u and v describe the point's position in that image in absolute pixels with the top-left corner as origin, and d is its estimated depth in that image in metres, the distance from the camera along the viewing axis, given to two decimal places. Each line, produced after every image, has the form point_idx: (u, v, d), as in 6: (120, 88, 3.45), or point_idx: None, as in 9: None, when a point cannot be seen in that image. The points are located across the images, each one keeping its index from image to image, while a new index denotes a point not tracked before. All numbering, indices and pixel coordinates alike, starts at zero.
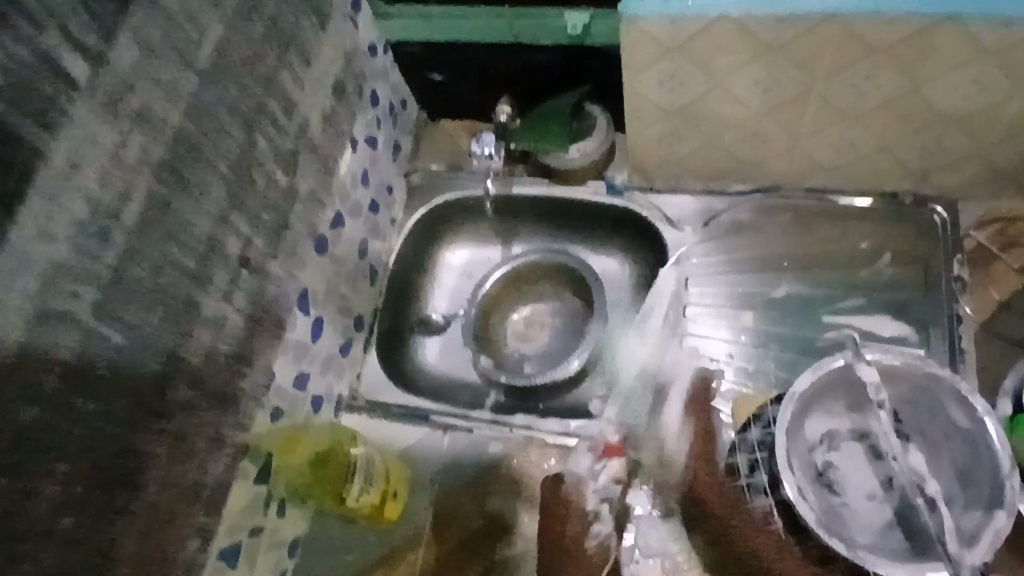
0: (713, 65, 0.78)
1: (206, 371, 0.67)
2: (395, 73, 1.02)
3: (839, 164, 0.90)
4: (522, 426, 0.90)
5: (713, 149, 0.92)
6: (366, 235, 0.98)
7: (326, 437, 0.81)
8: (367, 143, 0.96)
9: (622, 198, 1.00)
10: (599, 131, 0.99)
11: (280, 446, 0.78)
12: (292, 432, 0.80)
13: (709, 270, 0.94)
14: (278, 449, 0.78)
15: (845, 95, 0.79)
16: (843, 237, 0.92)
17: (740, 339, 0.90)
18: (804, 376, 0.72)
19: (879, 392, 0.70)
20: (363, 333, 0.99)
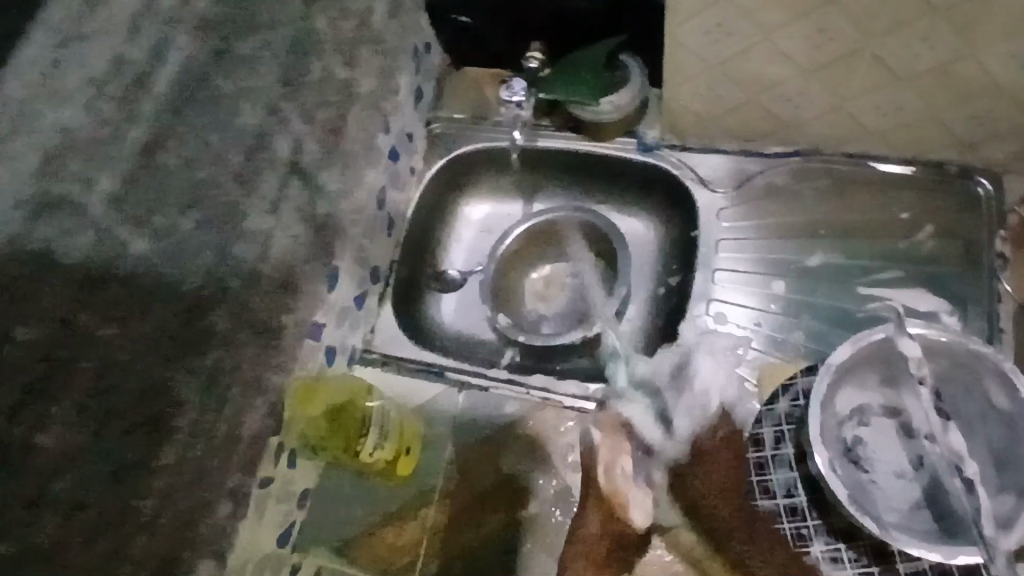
0: (761, 15, 0.73)
1: None
2: (420, 14, 0.97)
3: (885, 129, 0.85)
4: (539, 388, 0.88)
5: (752, 107, 0.87)
6: (385, 183, 0.94)
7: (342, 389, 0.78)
8: (390, 87, 0.91)
9: (652, 155, 0.96)
10: (634, 83, 0.93)
11: (298, 397, 0.74)
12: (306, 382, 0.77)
13: (740, 234, 0.90)
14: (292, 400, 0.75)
15: (899, 55, 0.74)
16: (883, 206, 0.88)
17: (769, 307, 0.87)
18: (842, 348, 0.69)
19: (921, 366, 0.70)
20: (378, 285, 0.95)
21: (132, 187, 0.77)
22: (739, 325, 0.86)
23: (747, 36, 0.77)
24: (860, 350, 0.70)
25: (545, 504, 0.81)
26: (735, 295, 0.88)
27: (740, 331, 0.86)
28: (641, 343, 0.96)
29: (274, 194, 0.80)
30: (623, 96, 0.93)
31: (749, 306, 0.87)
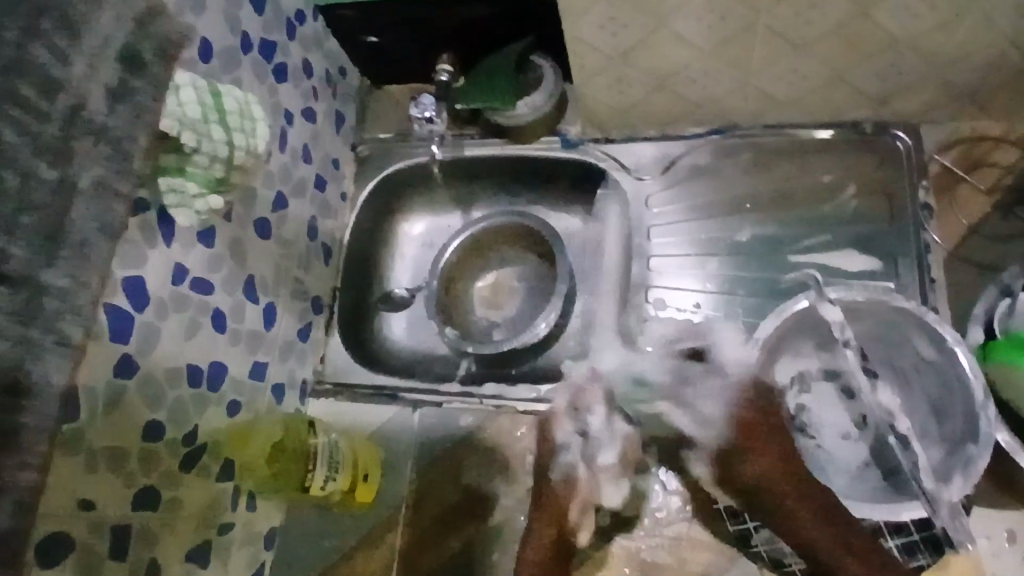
0: (653, 4, 0.74)
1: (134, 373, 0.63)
2: (330, 40, 0.97)
3: (797, 97, 0.86)
4: (492, 396, 0.87)
5: (664, 92, 0.88)
6: (315, 212, 0.94)
7: (277, 425, 0.78)
8: (305, 116, 0.91)
9: (578, 151, 0.97)
10: (545, 84, 0.94)
11: (233, 442, 0.76)
12: (243, 425, 0.77)
13: (669, 217, 0.91)
14: (229, 446, 0.75)
15: (792, 25, 0.75)
16: (806, 172, 0.89)
17: (708, 287, 0.87)
18: (768, 321, 0.70)
19: (844, 330, 0.70)
20: (322, 315, 0.96)
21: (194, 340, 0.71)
22: (679, 309, 0.87)
23: (642, 25, 0.77)
24: (785, 321, 0.71)
25: (508, 512, 0.82)
26: (672, 279, 0.89)
27: (680, 314, 0.87)
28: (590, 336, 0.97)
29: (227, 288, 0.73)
30: (537, 96, 0.93)
31: (687, 288, 0.88)
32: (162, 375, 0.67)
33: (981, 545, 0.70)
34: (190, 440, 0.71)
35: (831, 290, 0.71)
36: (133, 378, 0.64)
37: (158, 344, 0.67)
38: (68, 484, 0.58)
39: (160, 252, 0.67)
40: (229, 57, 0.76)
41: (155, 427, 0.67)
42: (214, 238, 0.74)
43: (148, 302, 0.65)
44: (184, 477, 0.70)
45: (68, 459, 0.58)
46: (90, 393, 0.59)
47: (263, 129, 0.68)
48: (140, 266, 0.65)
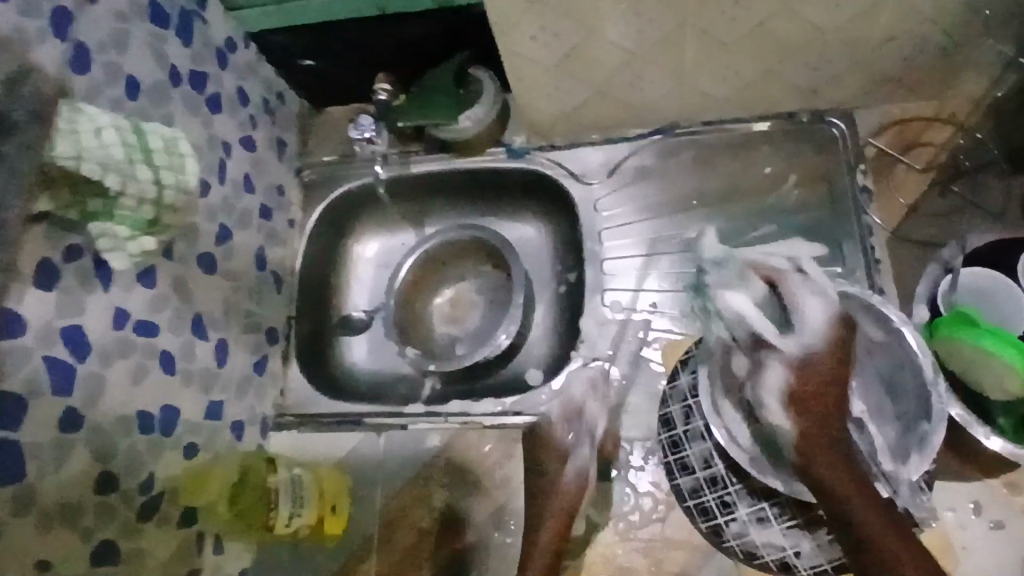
0: (581, 13, 0.74)
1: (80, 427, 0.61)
2: (265, 67, 0.95)
3: (733, 92, 0.88)
4: (457, 413, 0.86)
5: (603, 97, 0.88)
6: (263, 242, 0.92)
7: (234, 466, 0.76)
8: (245, 146, 0.90)
9: (524, 160, 0.97)
10: (486, 96, 0.94)
11: (190, 487, 0.73)
12: (198, 469, 0.74)
13: (618, 219, 0.92)
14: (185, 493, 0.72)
15: (720, 24, 0.76)
16: (748, 166, 0.91)
17: (663, 286, 0.88)
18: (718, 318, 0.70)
19: None
20: (279, 346, 0.94)
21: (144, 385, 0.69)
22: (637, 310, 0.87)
23: (574, 34, 0.78)
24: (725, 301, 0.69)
25: (482, 529, 0.81)
26: (627, 281, 0.89)
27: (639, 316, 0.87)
28: (552, 344, 0.96)
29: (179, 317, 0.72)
30: (480, 110, 0.93)
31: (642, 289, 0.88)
32: (111, 423, 0.65)
33: (945, 518, 0.71)
34: (147, 489, 0.69)
35: None
36: (81, 431, 0.62)
37: (103, 393, 0.65)
38: (20, 547, 0.55)
39: (99, 299, 0.65)
40: (158, 92, 0.75)
41: (108, 479, 0.64)
42: (157, 278, 0.72)
43: (90, 350, 0.63)
44: (143, 528, 0.68)
45: (19, 520, 0.55)
46: (36, 450, 0.57)
47: (191, 167, 0.64)
48: (78, 315, 0.63)
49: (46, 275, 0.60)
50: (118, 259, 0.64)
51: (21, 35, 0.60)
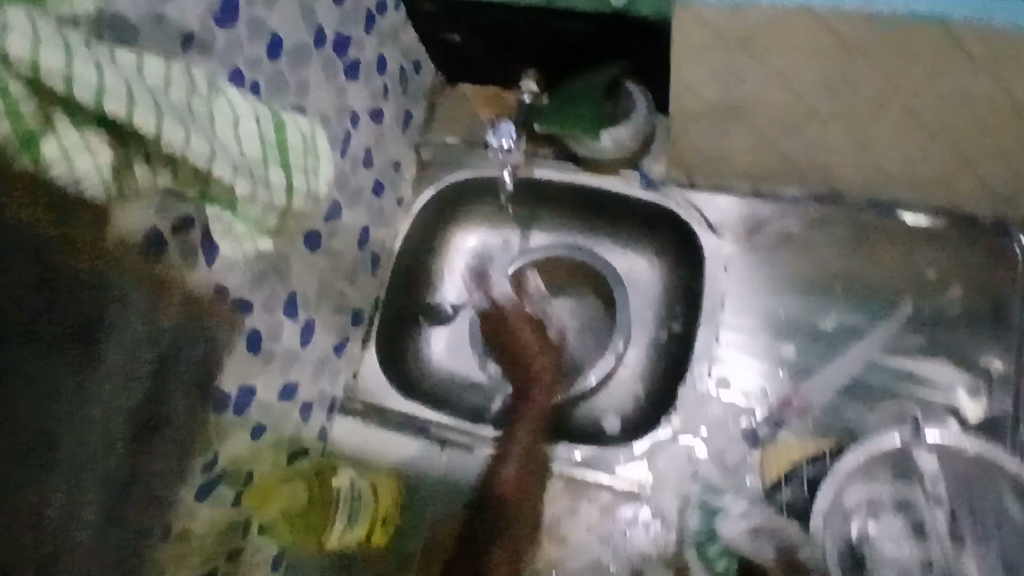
0: (788, 62, 0.63)
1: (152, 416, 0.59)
2: (409, 32, 0.88)
3: (918, 180, 0.76)
4: (528, 451, 0.82)
5: (767, 151, 0.77)
6: (368, 221, 0.88)
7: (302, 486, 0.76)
8: (373, 118, 0.84)
9: (656, 193, 0.89)
10: (636, 117, 0.85)
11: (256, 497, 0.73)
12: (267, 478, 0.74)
13: (747, 287, 0.83)
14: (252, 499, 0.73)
15: (957, 93, 0.63)
16: (907, 263, 0.81)
17: (778, 374, 0.80)
18: (854, 457, 0.74)
19: (936, 483, 0.75)
20: (361, 328, 0.90)
21: (224, 365, 0.67)
22: (744, 394, 0.80)
23: (759, 85, 0.67)
24: (870, 456, 0.75)
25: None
26: (739, 359, 0.81)
27: (744, 400, 0.79)
28: (639, 395, 0.90)
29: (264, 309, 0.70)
30: (625, 131, 0.85)
31: (755, 372, 0.80)
32: (188, 406, 0.63)
33: None
34: (212, 470, 0.67)
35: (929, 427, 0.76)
36: None
37: None
38: None
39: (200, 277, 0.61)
40: (301, 54, 0.68)
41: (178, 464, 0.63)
42: (261, 258, 0.68)
43: None
44: (198, 510, 0.67)
45: None
46: None
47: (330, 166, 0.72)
48: (177, 293, 0.59)
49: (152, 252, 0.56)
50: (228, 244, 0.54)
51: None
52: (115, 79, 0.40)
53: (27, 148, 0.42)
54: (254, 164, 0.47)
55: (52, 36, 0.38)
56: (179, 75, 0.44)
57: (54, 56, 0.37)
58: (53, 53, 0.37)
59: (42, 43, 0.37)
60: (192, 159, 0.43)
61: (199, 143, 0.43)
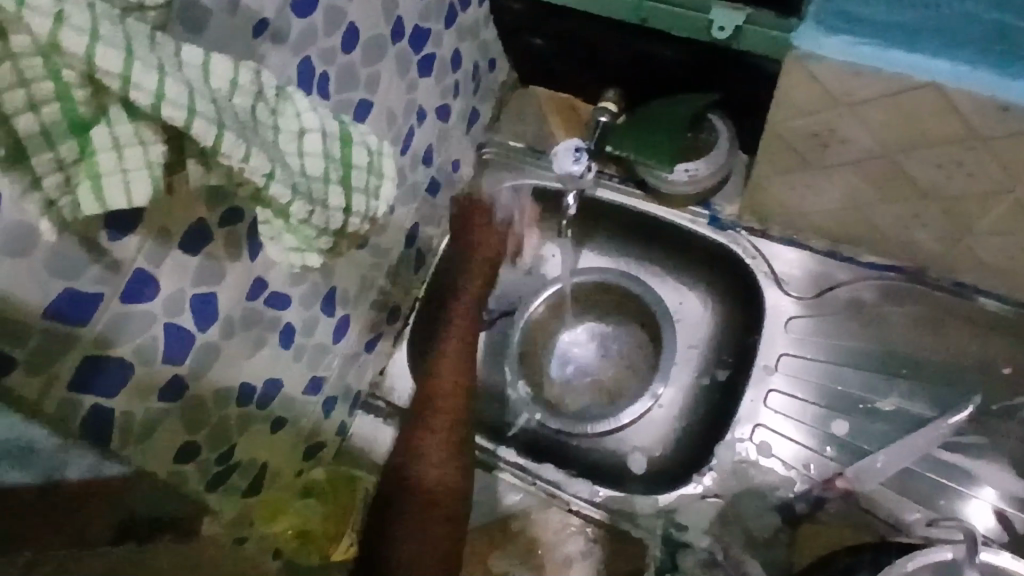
0: (902, 138, 0.60)
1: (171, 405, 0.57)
2: (489, 29, 0.84)
3: (1008, 270, 0.71)
4: (548, 482, 0.79)
5: (855, 215, 0.73)
6: (419, 218, 0.85)
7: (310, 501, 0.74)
8: (439, 114, 0.81)
9: (725, 234, 0.83)
10: (716, 152, 0.80)
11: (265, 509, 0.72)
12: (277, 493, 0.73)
13: (807, 352, 0.78)
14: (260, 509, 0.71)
15: None
16: (984, 354, 0.75)
17: (823, 450, 0.76)
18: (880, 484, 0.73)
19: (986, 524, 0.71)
20: (396, 326, 0.88)
21: (251, 357, 0.64)
22: (784, 463, 0.76)
23: (863, 148, 0.63)
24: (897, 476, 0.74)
25: None
26: (786, 426, 0.77)
27: (783, 471, 0.76)
28: (671, 436, 0.85)
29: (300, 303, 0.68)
30: (703, 166, 0.79)
31: (799, 443, 0.76)
32: (211, 396, 0.61)
33: None
34: (228, 459, 0.66)
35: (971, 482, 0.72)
36: (179, 401, 0.58)
37: (213, 364, 0.60)
38: None
39: (241, 269, 0.59)
40: (375, 46, 0.66)
41: (188, 451, 0.61)
42: None
43: (215, 320, 0.59)
44: (207, 498, 0.65)
45: None
46: (127, 417, 0.54)
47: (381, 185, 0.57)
48: (216, 283, 0.57)
49: (194, 239, 0.54)
50: (273, 249, 0.49)
51: None
52: (178, 83, 0.37)
53: (76, 133, 0.37)
54: (313, 182, 0.44)
55: (117, 33, 0.35)
56: (247, 79, 0.40)
57: (114, 56, 0.35)
58: (113, 52, 0.35)
59: (101, 39, 0.35)
60: (250, 174, 0.41)
61: (258, 157, 0.41)
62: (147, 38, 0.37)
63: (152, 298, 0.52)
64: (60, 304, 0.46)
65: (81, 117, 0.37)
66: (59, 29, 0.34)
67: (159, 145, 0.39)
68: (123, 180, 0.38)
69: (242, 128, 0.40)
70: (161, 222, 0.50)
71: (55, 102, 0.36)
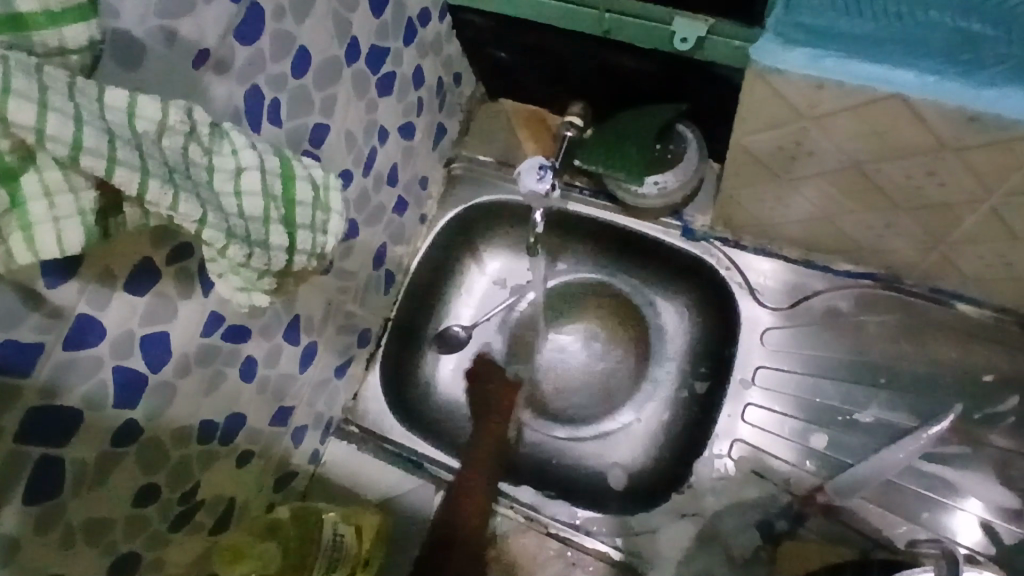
0: (871, 149, 0.59)
1: (126, 448, 0.56)
2: (452, 43, 0.82)
3: (982, 276, 0.70)
4: (526, 505, 0.78)
5: (829, 224, 0.72)
6: (387, 239, 0.83)
7: None
8: (403, 133, 0.79)
9: (698, 246, 0.82)
10: (686, 164, 0.79)
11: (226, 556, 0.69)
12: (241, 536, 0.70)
13: (785, 364, 0.77)
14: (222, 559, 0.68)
15: None
16: (963, 362, 0.74)
17: (802, 463, 0.74)
18: (866, 503, 0.72)
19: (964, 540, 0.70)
20: (368, 348, 0.86)
21: (211, 393, 0.63)
22: (762, 477, 0.75)
23: (833, 159, 0.62)
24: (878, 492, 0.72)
25: None
26: (764, 439, 0.76)
27: (761, 485, 0.75)
28: (654, 451, 0.83)
29: (261, 335, 0.66)
30: (672, 179, 0.78)
31: (778, 456, 0.75)
32: (170, 435, 0.60)
33: None
34: (193, 497, 0.64)
35: (954, 495, 0.71)
36: (136, 443, 0.56)
37: (170, 403, 0.59)
38: (34, 565, 0.51)
39: (195, 305, 0.57)
40: (330, 69, 0.64)
41: (149, 494, 0.59)
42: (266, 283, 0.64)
43: (169, 359, 0.57)
44: (171, 539, 0.63)
45: (40, 538, 0.51)
46: (79, 465, 0.52)
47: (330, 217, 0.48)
48: (167, 321, 0.56)
49: (141, 279, 0.52)
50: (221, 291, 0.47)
51: None
52: (99, 132, 0.35)
53: (6, 182, 0.36)
54: (253, 222, 0.42)
55: (31, 84, 0.33)
56: (177, 119, 0.39)
57: (29, 110, 0.33)
58: (26, 105, 0.33)
59: (11, 90, 0.33)
60: (182, 222, 0.39)
61: (191, 202, 0.39)
62: (66, 86, 0.35)
63: (99, 342, 0.51)
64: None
65: (9, 166, 0.35)
66: None
67: (92, 191, 0.38)
68: (54, 227, 0.37)
69: (172, 173, 0.38)
70: (102, 264, 0.48)
71: None
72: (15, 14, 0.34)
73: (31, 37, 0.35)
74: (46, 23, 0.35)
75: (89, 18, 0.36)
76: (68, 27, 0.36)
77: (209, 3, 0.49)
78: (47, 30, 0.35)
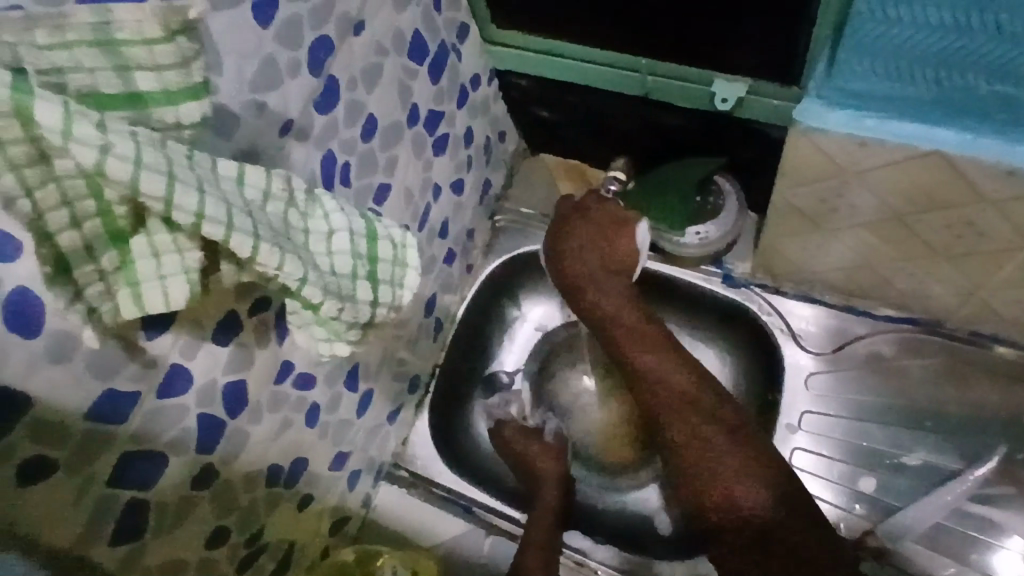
0: (911, 201, 0.61)
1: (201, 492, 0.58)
2: (500, 104, 0.87)
3: (1021, 321, 0.71)
4: (574, 550, 0.79)
5: (870, 271, 0.74)
6: (437, 288, 0.86)
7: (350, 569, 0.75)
8: (454, 188, 0.83)
9: (738, 292, 0.84)
10: (726, 214, 0.82)
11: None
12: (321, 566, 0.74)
13: (829, 408, 0.78)
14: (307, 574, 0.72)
15: None
16: (1009, 406, 0.74)
17: (851, 507, 0.75)
18: (920, 548, 0.72)
19: None
20: (417, 394, 0.89)
21: (278, 437, 0.66)
22: None
23: (873, 209, 0.65)
24: (931, 539, 0.72)
25: None
26: (811, 482, 0.76)
27: None
28: None
29: (325, 382, 0.70)
30: (712, 229, 0.82)
31: (827, 500, 0.75)
32: (240, 480, 0.62)
33: None
34: (257, 539, 0.67)
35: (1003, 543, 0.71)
36: (211, 487, 0.59)
37: (242, 449, 0.62)
38: None
39: (270, 355, 0.61)
40: (393, 133, 0.69)
41: (219, 535, 0.62)
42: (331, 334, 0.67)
43: (244, 407, 0.60)
44: None
45: None
46: (160, 509, 0.55)
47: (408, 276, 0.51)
48: (244, 371, 0.59)
49: (225, 331, 0.55)
50: (302, 340, 0.50)
51: (290, 71, 0.53)
52: (215, 202, 0.39)
53: (116, 243, 0.39)
54: (342, 279, 0.45)
55: (158, 157, 0.37)
56: (278, 188, 0.43)
57: (156, 181, 0.36)
58: (155, 176, 0.36)
59: (144, 165, 0.36)
60: (284, 279, 0.42)
61: (292, 263, 0.42)
62: (185, 158, 0.39)
63: (186, 391, 0.54)
64: (97, 406, 0.47)
65: (120, 229, 0.39)
66: (103, 158, 0.35)
67: (194, 251, 0.41)
68: (160, 285, 0.40)
69: (275, 235, 0.42)
70: (194, 318, 0.51)
71: (97, 217, 0.37)
72: (135, 94, 0.37)
73: (151, 115, 0.38)
74: (164, 100, 0.38)
75: (202, 96, 0.40)
76: (184, 105, 0.39)
77: (295, 79, 0.54)
78: (164, 107, 0.38)
